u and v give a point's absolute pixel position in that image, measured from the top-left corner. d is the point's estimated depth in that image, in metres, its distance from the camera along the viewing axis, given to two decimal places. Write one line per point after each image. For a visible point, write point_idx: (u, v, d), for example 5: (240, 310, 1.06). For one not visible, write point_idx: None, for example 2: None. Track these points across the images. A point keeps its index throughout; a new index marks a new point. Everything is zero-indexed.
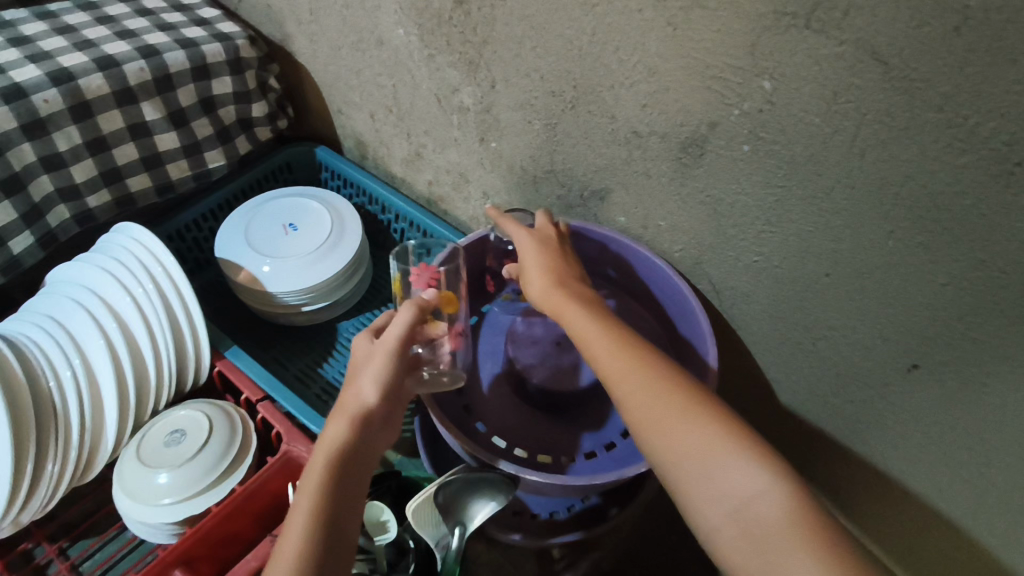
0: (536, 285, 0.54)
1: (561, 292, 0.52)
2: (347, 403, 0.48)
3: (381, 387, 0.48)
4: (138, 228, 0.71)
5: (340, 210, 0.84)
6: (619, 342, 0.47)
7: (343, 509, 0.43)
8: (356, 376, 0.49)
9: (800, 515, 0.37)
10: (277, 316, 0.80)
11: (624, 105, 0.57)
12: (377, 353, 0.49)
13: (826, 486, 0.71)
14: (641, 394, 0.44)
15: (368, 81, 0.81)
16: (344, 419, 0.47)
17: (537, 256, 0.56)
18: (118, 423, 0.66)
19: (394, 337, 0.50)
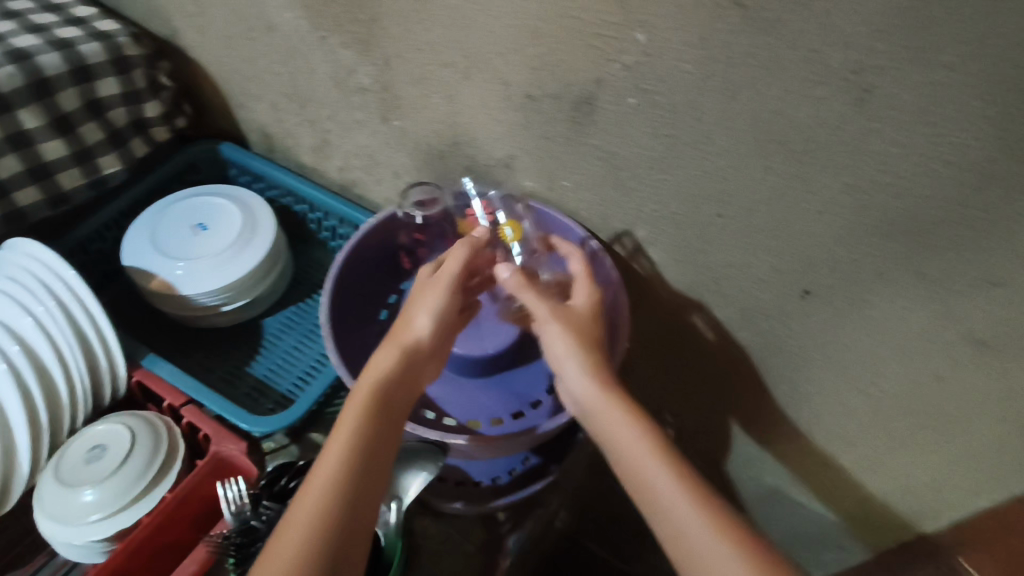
0: (578, 373, 0.49)
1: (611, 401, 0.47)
2: (398, 334, 0.52)
3: (433, 322, 0.52)
4: (30, 242, 0.67)
5: (250, 204, 0.82)
6: (693, 486, 0.42)
7: (383, 427, 0.46)
8: (409, 309, 0.53)
9: None
10: (196, 320, 0.78)
11: (515, 70, 0.57)
12: (434, 289, 0.53)
13: (747, 422, 0.74)
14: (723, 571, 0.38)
15: (264, 70, 0.78)
16: (397, 349, 0.50)
17: (581, 339, 0.51)
18: (32, 446, 0.63)
19: (453, 273, 0.54)
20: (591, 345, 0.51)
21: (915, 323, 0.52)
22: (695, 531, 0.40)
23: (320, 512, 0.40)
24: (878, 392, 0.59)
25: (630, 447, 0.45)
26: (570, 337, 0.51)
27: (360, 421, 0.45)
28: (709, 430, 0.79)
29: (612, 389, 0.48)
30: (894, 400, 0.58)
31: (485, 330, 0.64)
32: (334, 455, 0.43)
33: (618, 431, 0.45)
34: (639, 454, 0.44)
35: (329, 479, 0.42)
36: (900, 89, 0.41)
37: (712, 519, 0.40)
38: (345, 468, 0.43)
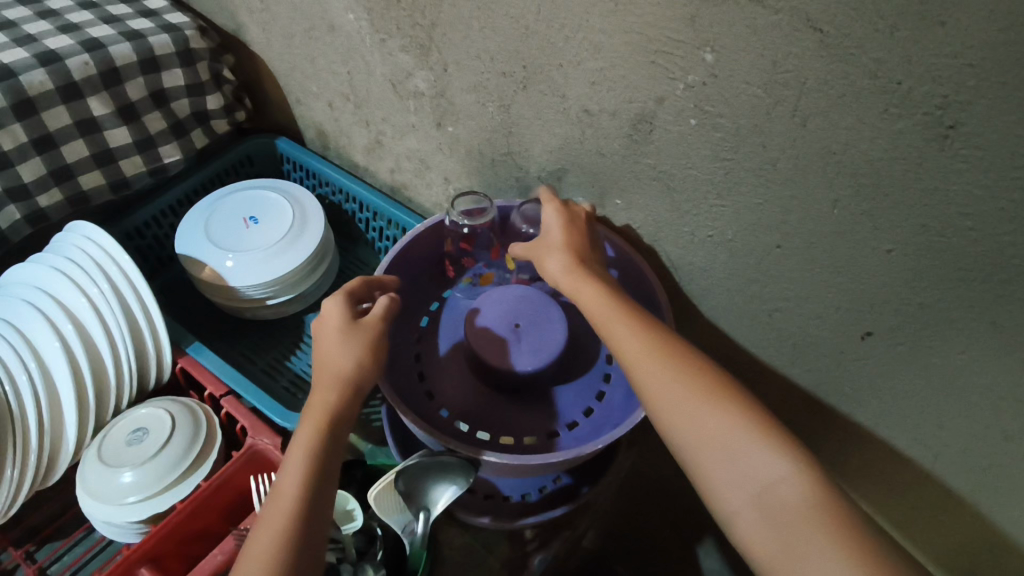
0: (555, 270, 0.56)
1: (579, 275, 0.54)
2: (325, 375, 0.51)
3: (364, 362, 0.52)
4: (90, 225, 0.69)
5: (302, 201, 0.83)
6: (643, 334, 0.48)
7: (331, 456, 0.47)
8: (330, 348, 0.52)
9: (714, 392, 0.44)
10: (241, 311, 0.80)
11: (573, 84, 0.56)
12: (358, 333, 0.53)
13: None
14: (668, 386, 0.45)
15: (322, 69, 0.79)
16: (332, 390, 0.50)
17: (555, 239, 0.58)
18: (79, 424, 0.65)
19: (377, 317, 0.55)
20: (562, 239, 0.58)
21: (984, 376, 0.48)
22: (643, 363, 0.47)
23: (277, 563, 0.41)
24: (937, 443, 0.56)
25: (595, 307, 0.51)
26: (552, 253, 0.57)
27: (304, 471, 0.45)
28: None
29: (576, 273, 0.54)
30: (955, 451, 0.55)
31: (520, 346, 0.61)
32: (283, 509, 0.43)
33: (591, 302, 0.52)
34: (603, 319, 0.50)
35: (279, 529, 0.42)
36: (991, 130, 0.38)
37: (659, 355, 0.47)
38: (297, 517, 0.43)
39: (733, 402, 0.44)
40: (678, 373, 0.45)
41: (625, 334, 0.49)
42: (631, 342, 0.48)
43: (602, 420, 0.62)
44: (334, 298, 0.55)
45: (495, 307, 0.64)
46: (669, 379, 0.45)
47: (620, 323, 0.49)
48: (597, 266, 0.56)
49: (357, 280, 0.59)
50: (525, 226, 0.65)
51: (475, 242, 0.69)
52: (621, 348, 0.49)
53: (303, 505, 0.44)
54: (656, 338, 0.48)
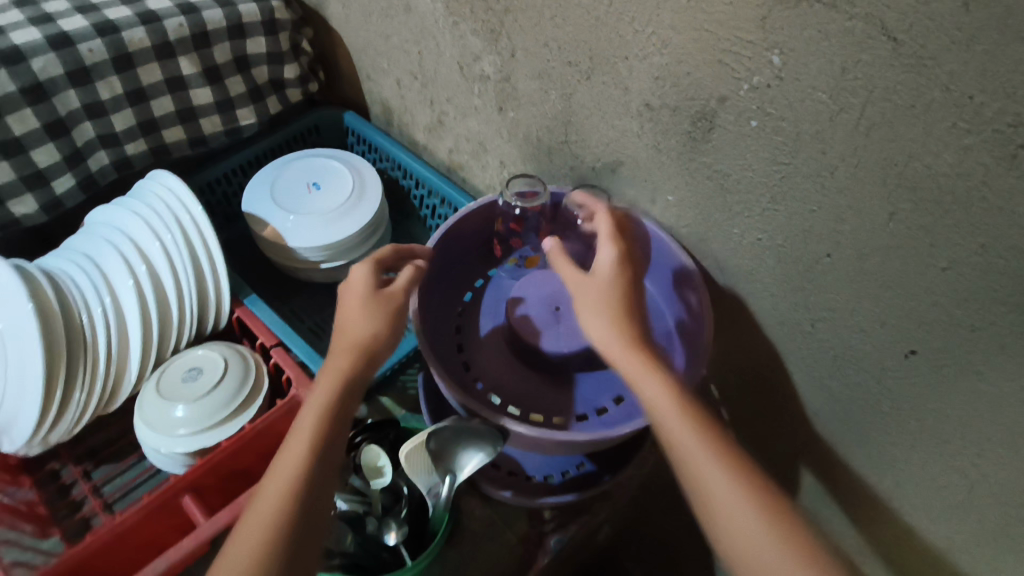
0: (607, 336, 0.50)
1: (646, 370, 0.48)
2: (344, 345, 0.52)
3: (380, 335, 0.53)
4: (171, 175, 0.74)
5: (362, 173, 0.87)
6: (707, 438, 0.46)
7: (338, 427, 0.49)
8: (353, 317, 0.53)
9: (777, 518, 0.43)
10: (296, 271, 0.84)
11: (637, 78, 0.57)
12: (379, 305, 0.54)
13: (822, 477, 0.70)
14: (745, 530, 0.43)
15: (395, 47, 0.82)
16: (346, 359, 0.51)
17: (612, 310, 0.51)
18: (141, 358, 0.70)
19: (399, 290, 0.56)
20: (619, 309, 0.51)
21: None
22: (712, 475, 0.44)
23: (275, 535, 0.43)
24: (977, 475, 0.55)
25: (656, 397, 0.47)
26: (605, 310, 0.51)
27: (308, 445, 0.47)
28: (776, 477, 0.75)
29: (636, 348, 0.49)
30: (997, 485, 0.53)
31: (559, 329, 0.62)
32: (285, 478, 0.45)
33: (651, 390, 0.47)
34: (666, 411, 0.46)
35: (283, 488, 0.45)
36: None
37: (727, 468, 0.44)
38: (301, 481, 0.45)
39: (794, 532, 0.43)
40: (756, 510, 0.43)
41: (699, 456, 0.45)
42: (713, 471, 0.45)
43: (632, 410, 0.62)
44: (363, 266, 0.57)
45: (537, 291, 0.66)
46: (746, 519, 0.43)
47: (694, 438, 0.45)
48: (648, 331, 0.52)
49: (390, 246, 0.61)
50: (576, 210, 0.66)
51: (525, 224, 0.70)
52: (704, 478, 0.45)
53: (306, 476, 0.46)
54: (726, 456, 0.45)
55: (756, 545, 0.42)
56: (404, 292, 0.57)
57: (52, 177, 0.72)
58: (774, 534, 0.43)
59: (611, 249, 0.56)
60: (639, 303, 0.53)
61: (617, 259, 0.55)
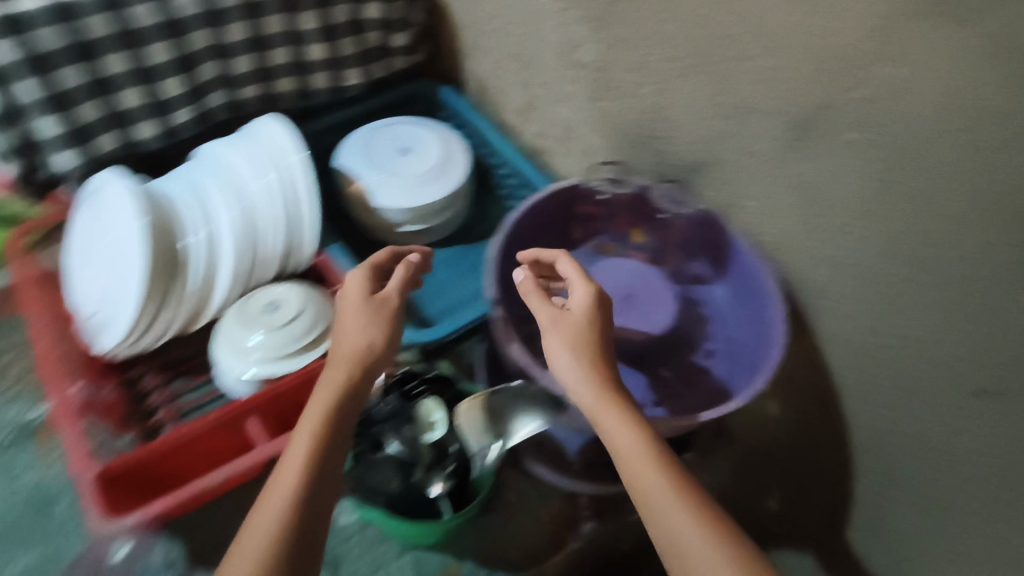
0: (579, 381, 0.50)
1: (615, 415, 0.48)
2: (342, 353, 0.53)
3: (379, 338, 0.55)
4: (282, 119, 0.78)
5: (452, 145, 0.89)
6: (678, 488, 0.44)
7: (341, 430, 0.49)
8: (350, 324, 0.55)
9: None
10: (375, 228, 0.87)
11: (738, 80, 0.57)
12: (375, 311, 0.56)
13: (865, 522, 0.67)
14: None
15: (499, 28, 0.85)
16: (344, 365, 0.52)
17: (583, 350, 0.51)
18: (230, 285, 0.75)
19: (394, 292, 0.59)
20: (589, 350, 0.51)
21: None
22: (682, 528, 0.42)
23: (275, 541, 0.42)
24: None
25: (628, 444, 0.46)
26: (574, 349, 0.51)
27: (307, 450, 0.47)
28: (822, 516, 0.71)
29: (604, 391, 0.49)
30: None
31: None
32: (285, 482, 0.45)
33: (623, 438, 0.47)
34: (637, 459, 0.46)
35: (289, 490, 0.45)
36: None
37: (699, 521, 0.43)
38: (303, 484, 0.45)
39: None
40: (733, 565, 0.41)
41: (667, 504, 0.43)
42: (682, 522, 0.43)
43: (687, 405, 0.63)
44: (360, 275, 0.59)
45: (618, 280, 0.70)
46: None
47: (662, 489, 0.44)
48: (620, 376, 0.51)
49: (385, 249, 0.65)
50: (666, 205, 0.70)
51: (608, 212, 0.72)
52: (676, 533, 0.42)
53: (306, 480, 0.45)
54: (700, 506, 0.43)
55: None
56: (400, 298, 0.59)
57: (172, 108, 0.79)
58: None
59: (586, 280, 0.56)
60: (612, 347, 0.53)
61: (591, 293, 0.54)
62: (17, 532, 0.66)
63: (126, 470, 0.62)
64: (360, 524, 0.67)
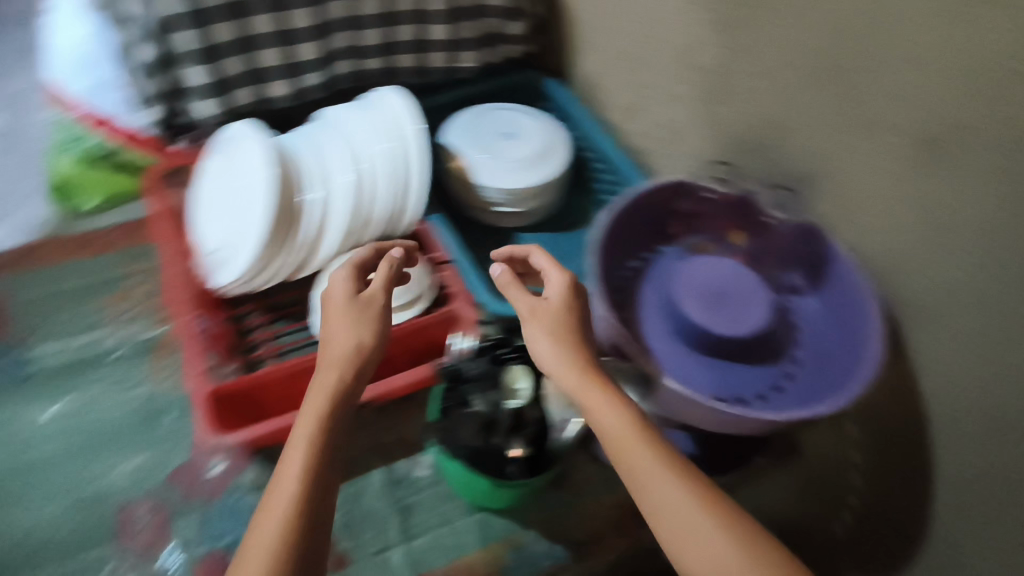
0: (563, 367, 0.54)
1: (597, 395, 0.52)
2: (333, 354, 0.55)
3: (369, 339, 0.57)
4: (404, 92, 0.82)
5: (555, 136, 0.92)
6: (658, 452, 0.49)
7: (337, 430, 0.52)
8: (338, 326, 0.57)
9: (730, 519, 0.47)
10: (472, 206, 0.90)
11: (870, 93, 0.57)
12: (359, 309, 0.58)
13: (944, 560, 0.65)
14: (701, 538, 0.46)
15: (617, 26, 0.86)
16: (338, 366, 0.54)
17: (561, 334, 0.55)
18: (338, 242, 0.79)
19: (378, 292, 0.60)
20: (571, 335, 0.56)
21: None
22: (663, 486, 0.48)
23: (286, 537, 0.46)
24: None
25: (614, 423, 0.50)
26: (554, 336, 0.55)
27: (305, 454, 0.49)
28: (890, 545, 0.70)
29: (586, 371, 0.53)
30: None
31: (724, 314, 0.64)
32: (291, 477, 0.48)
33: (607, 416, 0.51)
34: (621, 433, 0.50)
35: (289, 499, 0.47)
36: None
37: (676, 476, 0.48)
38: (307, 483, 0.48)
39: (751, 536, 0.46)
40: (708, 513, 0.47)
41: (651, 473, 0.48)
42: (663, 485, 0.48)
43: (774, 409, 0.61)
44: (342, 278, 0.60)
45: (722, 269, 0.67)
46: (699, 521, 0.46)
47: (648, 463, 0.49)
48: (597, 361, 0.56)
49: (369, 248, 0.66)
50: (776, 212, 0.68)
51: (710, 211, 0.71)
52: (658, 490, 0.48)
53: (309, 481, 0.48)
54: (677, 470, 0.49)
55: (711, 548, 0.46)
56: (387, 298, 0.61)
57: (305, 72, 0.84)
58: (730, 535, 0.46)
59: (562, 267, 0.60)
60: (587, 334, 0.57)
61: (568, 281, 0.58)
62: (132, 435, 0.74)
63: (234, 395, 0.68)
64: (433, 478, 0.72)
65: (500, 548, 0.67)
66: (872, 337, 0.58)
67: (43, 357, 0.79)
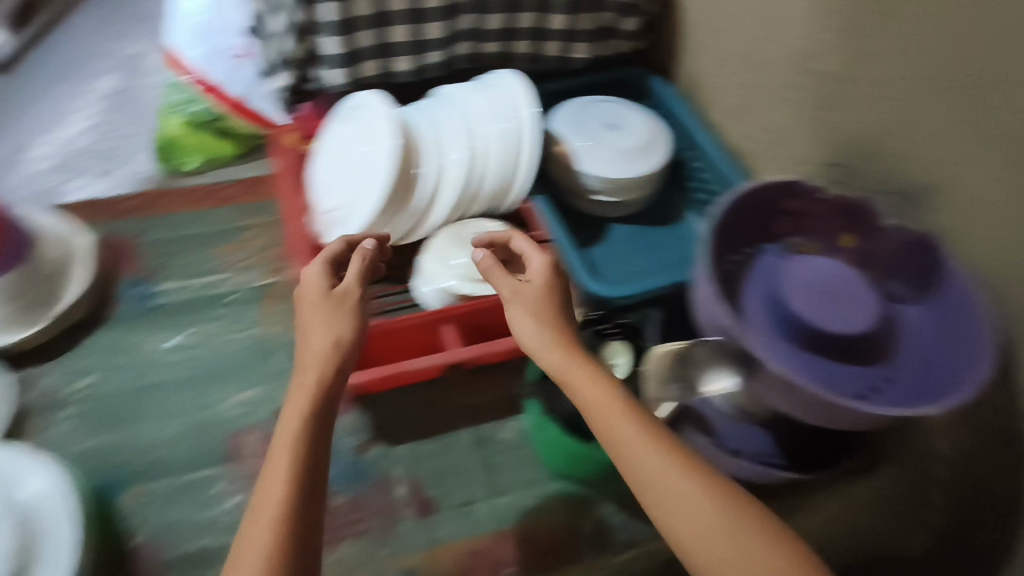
0: (544, 343, 0.58)
1: (577, 366, 0.56)
2: (309, 354, 0.56)
3: (348, 333, 0.58)
4: (520, 75, 0.86)
5: (658, 132, 0.94)
6: (633, 415, 0.53)
7: (318, 426, 0.53)
8: (315, 325, 0.58)
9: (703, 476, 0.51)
10: (571, 192, 0.94)
11: (1003, 108, 0.57)
12: (333, 305, 0.60)
13: None
14: (677, 495, 0.50)
15: (733, 27, 0.88)
16: (314, 367, 0.56)
17: (542, 312, 0.60)
18: (446, 213, 0.83)
19: (352, 284, 0.62)
20: (549, 312, 0.60)
21: None
22: (638, 450, 0.51)
23: (281, 537, 0.47)
24: None
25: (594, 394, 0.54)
26: (532, 311, 0.60)
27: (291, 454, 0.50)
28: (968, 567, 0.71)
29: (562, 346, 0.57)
30: None
31: (829, 311, 0.62)
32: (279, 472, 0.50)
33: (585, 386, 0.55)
34: (599, 403, 0.54)
35: (278, 508, 0.48)
36: None
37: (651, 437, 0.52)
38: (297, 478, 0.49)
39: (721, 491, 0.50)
40: (680, 470, 0.50)
41: (631, 440, 0.52)
42: (641, 450, 0.51)
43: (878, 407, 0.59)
44: (315, 274, 0.62)
45: (825, 267, 0.66)
46: (673, 480, 0.50)
47: (626, 429, 0.52)
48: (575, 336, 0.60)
49: (339, 243, 0.69)
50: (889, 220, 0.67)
51: (821, 215, 0.70)
52: (635, 452, 0.51)
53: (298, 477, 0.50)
54: (652, 433, 0.52)
55: (685, 502, 0.49)
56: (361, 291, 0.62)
57: (428, 50, 0.89)
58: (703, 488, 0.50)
59: (542, 249, 0.65)
60: (567, 311, 0.61)
61: (547, 261, 0.63)
62: (242, 371, 0.79)
63: None
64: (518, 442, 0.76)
65: (581, 513, 0.71)
66: (983, 351, 0.58)
67: (166, 294, 0.84)
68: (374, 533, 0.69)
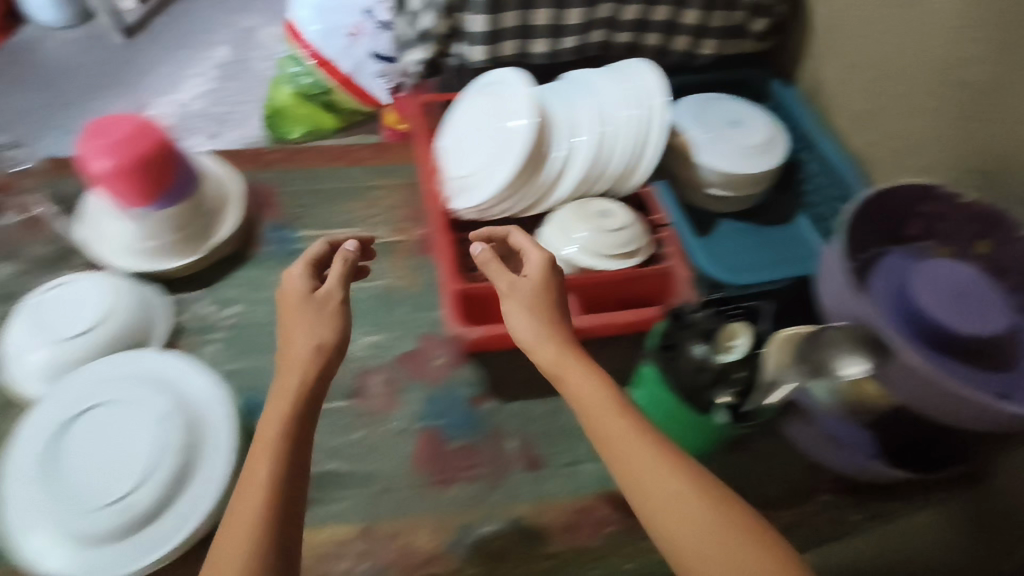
0: (543, 346, 0.61)
1: (574, 364, 0.59)
2: (292, 353, 0.59)
3: (332, 332, 0.60)
4: (653, 65, 0.89)
5: (779, 133, 0.95)
6: (622, 412, 0.55)
7: (299, 417, 0.55)
8: (297, 326, 0.60)
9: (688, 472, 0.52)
10: (686, 182, 0.96)
11: None
12: (315, 305, 0.62)
13: None
14: (662, 492, 0.50)
15: (868, 33, 0.89)
16: (297, 361, 0.58)
17: (539, 309, 0.63)
18: (571, 190, 0.87)
19: (335, 285, 0.64)
20: (546, 316, 0.63)
21: None
22: (630, 446, 0.53)
23: (265, 514, 0.50)
24: None
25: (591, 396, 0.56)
26: (531, 311, 0.63)
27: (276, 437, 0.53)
28: None
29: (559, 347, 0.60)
30: None
31: (965, 308, 0.62)
32: (266, 453, 0.53)
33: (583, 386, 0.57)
34: (593, 405, 0.56)
35: (259, 492, 0.50)
36: None
37: (640, 432, 0.54)
38: (280, 458, 0.52)
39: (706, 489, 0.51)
40: (665, 466, 0.52)
41: (622, 438, 0.54)
42: (630, 446, 0.53)
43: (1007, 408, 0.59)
44: (296, 274, 0.64)
45: (962, 270, 0.64)
46: (660, 477, 0.51)
47: (617, 424, 0.54)
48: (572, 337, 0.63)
49: (320, 241, 0.70)
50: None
51: (955, 221, 0.70)
52: (625, 454, 0.53)
53: (281, 457, 0.53)
54: (641, 432, 0.54)
55: (670, 500, 0.50)
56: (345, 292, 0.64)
57: (565, 34, 0.93)
58: (687, 484, 0.51)
59: (540, 247, 0.68)
60: (563, 315, 0.64)
61: (546, 260, 0.66)
62: (370, 316, 0.85)
63: (479, 295, 0.78)
64: None
65: None
66: None
67: (303, 241, 0.92)
68: (486, 478, 0.73)
